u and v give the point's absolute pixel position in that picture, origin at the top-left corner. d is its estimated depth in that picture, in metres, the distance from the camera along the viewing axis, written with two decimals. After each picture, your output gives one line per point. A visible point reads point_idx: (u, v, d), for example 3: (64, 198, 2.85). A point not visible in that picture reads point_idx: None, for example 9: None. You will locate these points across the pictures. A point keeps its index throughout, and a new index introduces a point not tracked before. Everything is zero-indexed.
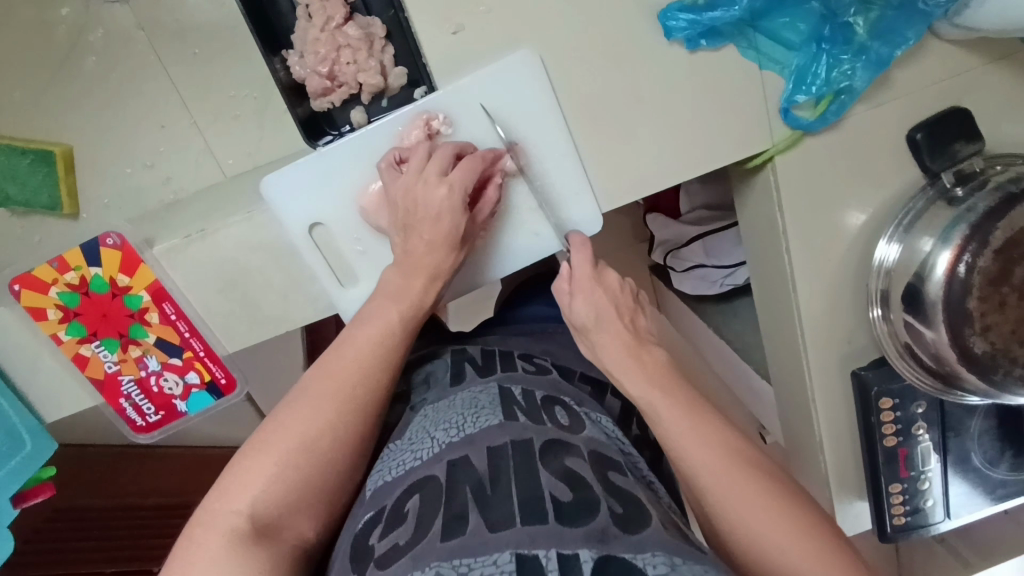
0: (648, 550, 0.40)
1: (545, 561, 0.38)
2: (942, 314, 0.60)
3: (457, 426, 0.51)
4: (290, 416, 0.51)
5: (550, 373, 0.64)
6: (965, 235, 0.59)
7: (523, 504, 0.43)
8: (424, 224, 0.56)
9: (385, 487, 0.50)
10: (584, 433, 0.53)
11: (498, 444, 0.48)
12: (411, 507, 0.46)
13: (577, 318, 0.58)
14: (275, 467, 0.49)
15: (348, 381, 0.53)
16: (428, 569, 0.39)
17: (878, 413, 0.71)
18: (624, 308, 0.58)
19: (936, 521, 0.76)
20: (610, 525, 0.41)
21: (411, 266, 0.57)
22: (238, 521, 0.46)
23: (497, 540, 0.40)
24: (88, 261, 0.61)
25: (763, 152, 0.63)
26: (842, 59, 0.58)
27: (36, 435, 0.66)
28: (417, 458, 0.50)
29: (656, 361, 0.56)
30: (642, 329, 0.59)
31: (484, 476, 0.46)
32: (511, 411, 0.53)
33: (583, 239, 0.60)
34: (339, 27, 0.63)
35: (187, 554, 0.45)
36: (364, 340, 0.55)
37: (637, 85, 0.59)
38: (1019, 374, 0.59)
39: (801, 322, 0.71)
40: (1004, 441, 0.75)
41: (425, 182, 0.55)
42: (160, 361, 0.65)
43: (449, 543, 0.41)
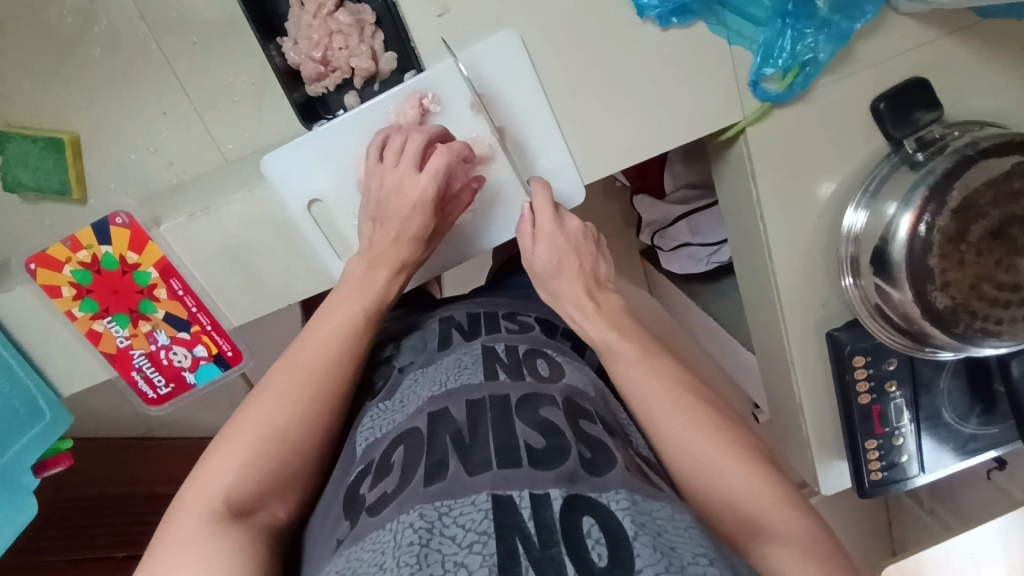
0: (612, 489, 0.44)
1: (518, 500, 0.42)
2: (906, 272, 0.64)
3: (440, 383, 0.55)
4: (258, 408, 0.53)
5: (533, 330, 0.67)
6: (924, 198, 0.63)
7: (498, 451, 0.46)
8: (394, 220, 0.60)
9: (376, 440, 0.54)
10: (561, 382, 0.57)
11: (478, 397, 0.52)
12: (397, 457, 0.49)
13: (537, 263, 0.63)
14: (247, 456, 0.51)
15: (313, 371, 0.55)
16: (413, 511, 0.42)
17: (852, 372, 0.75)
18: (585, 253, 0.64)
19: (911, 475, 0.80)
20: (578, 468, 0.45)
21: (377, 258, 0.61)
22: (215, 507, 0.48)
23: (474, 483, 0.44)
24: (99, 240, 0.64)
25: (735, 125, 0.67)
26: (806, 32, 0.62)
27: (54, 408, 0.70)
28: (404, 415, 0.54)
29: (611, 305, 0.62)
30: (602, 277, 0.64)
31: (462, 426, 0.50)
32: (493, 369, 0.56)
33: (543, 183, 0.64)
34: (331, 14, 0.66)
35: (161, 539, 0.46)
36: (354, 319, 0.59)
37: (615, 62, 0.63)
38: (979, 327, 0.63)
39: (778, 287, 0.75)
40: (972, 397, 0.79)
41: (400, 178, 0.59)
42: (169, 335, 0.68)
43: (431, 488, 0.44)
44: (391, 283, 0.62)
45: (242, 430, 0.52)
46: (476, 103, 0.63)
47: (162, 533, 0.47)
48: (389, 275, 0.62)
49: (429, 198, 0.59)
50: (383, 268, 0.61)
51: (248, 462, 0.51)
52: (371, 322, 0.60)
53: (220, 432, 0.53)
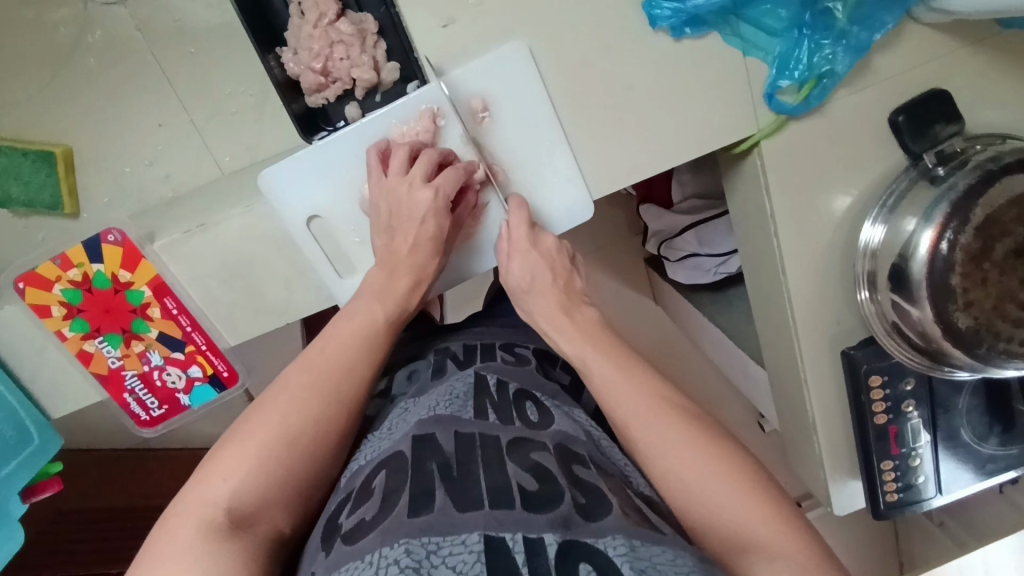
0: (609, 534, 0.42)
1: (512, 543, 0.40)
2: (926, 291, 0.62)
3: (430, 408, 0.53)
4: (272, 408, 0.51)
5: (527, 365, 0.65)
6: (945, 215, 0.60)
7: (491, 490, 0.44)
8: (407, 226, 0.59)
9: (357, 469, 0.51)
10: (551, 427, 0.54)
11: (469, 432, 0.50)
12: (378, 482, 0.47)
13: (513, 280, 0.62)
14: (257, 457, 0.48)
15: (329, 374, 0.54)
16: (398, 545, 0.39)
17: (868, 391, 0.73)
18: (559, 267, 0.63)
19: (928, 497, 0.78)
20: (572, 513, 0.43)
21: (394, 265, 0.60)
22: (215, 512, 0.45)
23: (464, 521, 0.41)
24: (91, 258, 0.62)
25: (748, 138, 0.65)
26: (823, 44, 0.60)
27: (43, 431, 0.68)
28: (390, 441, 0.52)
29: (586, 319, 0.61)
30: (576, 288, 0.63)
31: (451, 457, 0.48)
32: (484, 407, 0.55)
33: (521, 200, 0.63)
34: (332, 23, 0.64)
35: (158, 542, 0.44)
36: (372, 329, 0.58)
37: (627, 74, 0.61)
38: (1002, 348, 0.61)
39: (791, 305, 0.73)
40: (991, 417, 0.76)
41: (410, 187, 0.58)
42: (162, 355, 0.66)
43: (416, 521, 0.41)
44: (412, 292, 0.61)
45: (250, 432, 0.50)
46: (483, 116, 0.61)
47: (156, 538, 0.44)
48: (408, 286, 0.60)
49: (442, 206, 0.58)
50: (404, 276, 0.60)
51: (256, 464, 0.48)
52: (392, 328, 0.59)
53: (227, 432, 0.51)
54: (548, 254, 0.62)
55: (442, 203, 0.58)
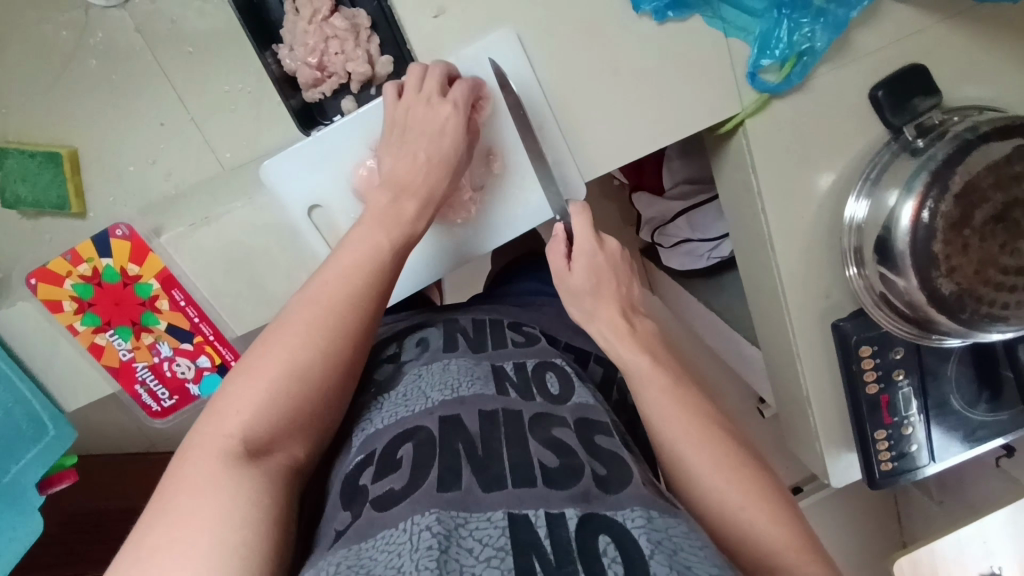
0: (626, 506, 0.45)
1: (534, 519, 0.42)
2: (909, 261, 0.64)
3: (450, 387, 0.54)
4: (276, 340, 0.51)
5: (539, 342, 0.67)
6: (925, 184, 0.63)
7: (514, 467, 0.46)
8: (418, 144, 0.59)
9: (375, 434, 0.52)
10: (571, 401, 0.57)
11: (491, 410, 0.52)
12: (404, 453, 0.48)
13: (574, 280, 0.64)
14: (264, 390, 0.48)
15: (335, 302, 0.53)
16: (429, 514, 0.41)
17: (859, 361, 0.75)
18: (621, 274, 0.66)
19: (922, 465, 0.80)
20: (591, 487, 0.46)
21: (387, 210, 0.58)
22: (232, 442, 0.46)
23: (489, 499, 0.44)
24: (99, 252, 0.64)
25: (733, 117, 0.67)
26: (802, 23, 0.62)
27: (57, 422, 0.69)
28: (408, 411, 0.52)
29: (645, 329, 0.63)
30: (635, 297, 0.66)
31: (475, 437, 0.49)
32: (503, 386, 0.56)
33: (583, 206, 0.64)
34: (326, 19, 0.66)
35: (177, 471, 0.44)
36: (377, 253, 0.56)
37: (615, 60, 0.63)
38: (985, 312, 0.63)
39: (781, 280, 0.75)
40: (979, 384, 0.78)
41: (428, 103, 0.59)
42: (171, 346, 0.68)
43: (444, 495, 0.43)
44: (419, 218, 0.59)
45: (257, 364, 0.50)
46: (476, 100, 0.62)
47: (174, 470, 0.45)
48: (416, 208, 0.59)
49: (457, 116, 0.59)
50: (411, 198, 0.59)
51: (265, 398, 0.48)
52: (400, 254, 0.57)
53: (235, 367, 0.51)
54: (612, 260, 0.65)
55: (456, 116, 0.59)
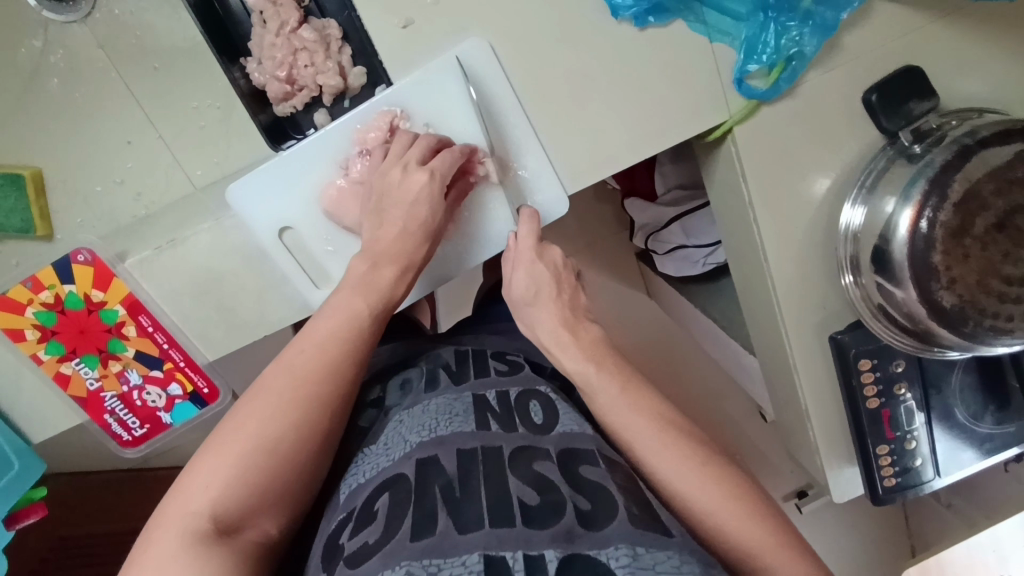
0: (612, 545, 0.41)
1: (512, 561, 0.39)
2: (908, 271, 0.61)
3: (430, 428, 0.51)
4: (249, 414, 0.49)
5: (522, 369, 0.64)
6: (923, 191, 0.60)
7: (491, 507, 0.44)
8: (398, 211, 0.58)
9: (358, 487, 0.49)
10: (555, 430, 0.53)
11: (470, 448, 0.49)
12: (380, 505, 0.45)
13: (514, 292, 0.60)
14: (234, 466, 0.46)
15: (309, 375, 0.51)
16: (399, 568, 0.39)
17: (859, 375, 0.72)
18: (564, 282, 0.60)
19: (928, 479, 0.76)
20: (575, 524, 0.42)
21: (379, 255, 0.58)
22: (202, 523, 0.44)
23: (465, 542, 0.41)
24: (61, 279, 0.61)
25: (720, 125, 0.64)
26: (789, 26, 0.59)
27: (24, 457, 0.67)
28: (389, 459, 0.50)
29: (591, 336, 0.58)
30: (583, 306, 0.60)
31: (453, 478, 0.46)
32: (485, 419, 0.53)
33: (533, 214, 0.61)
34: (294, 31, 0.63)
35: (141, 558, 0.42)
36: (354, 320, 0.55)
37: (593, 66, 0.60)
38: (988, 325, 0.60)
39: (774, 291, 0.72)
40: (985, 395, 0.75)
41: (404, 170, 0.58)
42: (141, 374, 0.66)
43: (418, 543, 0.41)
44: (397, 284, 0.59)
45: (228, 438, 0.48)
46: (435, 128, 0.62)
47: (141, 548, 0.43)
48: (395, 275, 0.58)
49: (436, 188, 0.58)
50: (390, 265, 0.58)
51: (235, 472, 0.46)
52: (377, 320, 0.57)
53: (208, 436, 0.49)
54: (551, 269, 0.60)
55: (437, 187, 0.58)
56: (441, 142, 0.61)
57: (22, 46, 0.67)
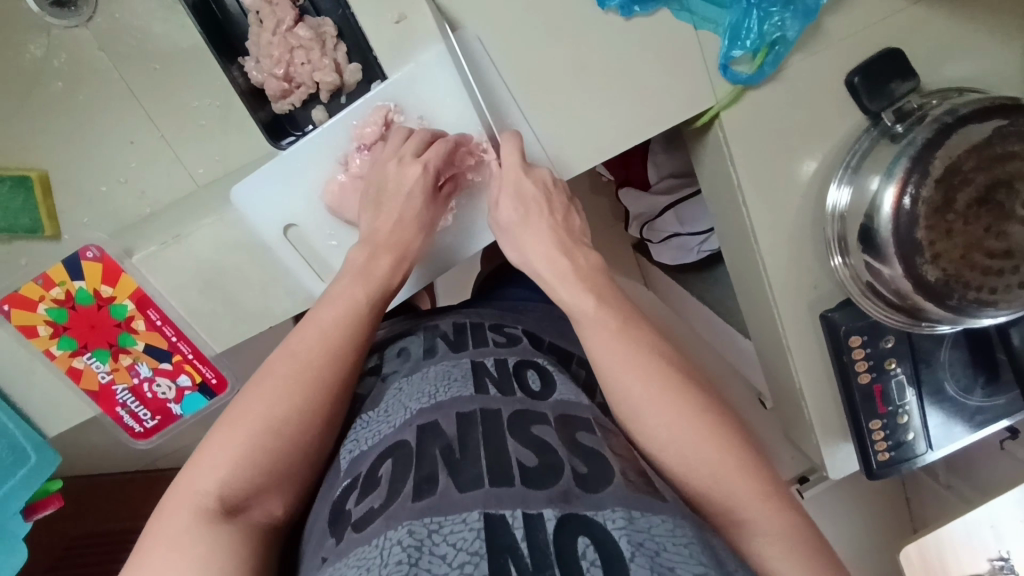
0: (607, 507, 0.43)
1: (511, 519, 0.41)
2: (893, 247, 0.63)
3: (428, 395, 0.53)
4: (256, 398, 0.51)
5: (520, 342, 0.66)
6: (906, 169, 0.61)
7: (490, 468, 0.45)
8: (394, 202, 0.60)
9: (361, 455, 0.51)
10: (552, 397, 0.55)
11: (468, 411, 0.50)
12: (383, 472, 0.47)
13: (503, 215, 0.61)
14: (242, 446, 0.48)
15: (313, 361, 0.53)
16: (401, 527, 0.40)
17: (850, 352, 0.73)
18: (555, 202, 0.62)
19: (920, 453, 0.78)
20: (572, 487, 0.44)
21: (377, 244, 0.60)
22: (208, 502, 0.46)
23: (464, 501, 0.42)
24: (71, 276, 0.63)
25: (708, 110, 0.66)
26: (772, 12, 0.61)
27: (39, 448, 0.69)
28: (390, 427, 0.52)
29: (589, 262, 0.59)
30: (576, 228, 0.62)
31: (452, 440, 0.48)
32: (482, 384, 0.54)
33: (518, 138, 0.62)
34: (290, 29, 0.65)
35: (153, 535, 0.44)
36: (355, 308, 0.57)
37: (582, 56, 0.62)
38: (974, 296, 0.62)
39: (766, 271, 0.74)
40: (974, 368, 0.77)
41: (399, 162, 0.60)
42: (151, 367, 0.67)
43: (418, 504, 0.42)
44: (393, 273, 0.60)
45: (237, 420, 0.50)
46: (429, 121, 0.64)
47: (153, 525, 0.45)
48: (390, 265, 0.60)
49: (427, 180, 0.60)
50: (386, 254, 0.60)
51: (242, 454, 0.48)
52: (376, 306, 0.58)
53: (217, 420, 0.51)
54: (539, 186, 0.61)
55: (430, 178, 0.60)
56: (437, 133, 0.63)
57: (28, 51, 0.68)
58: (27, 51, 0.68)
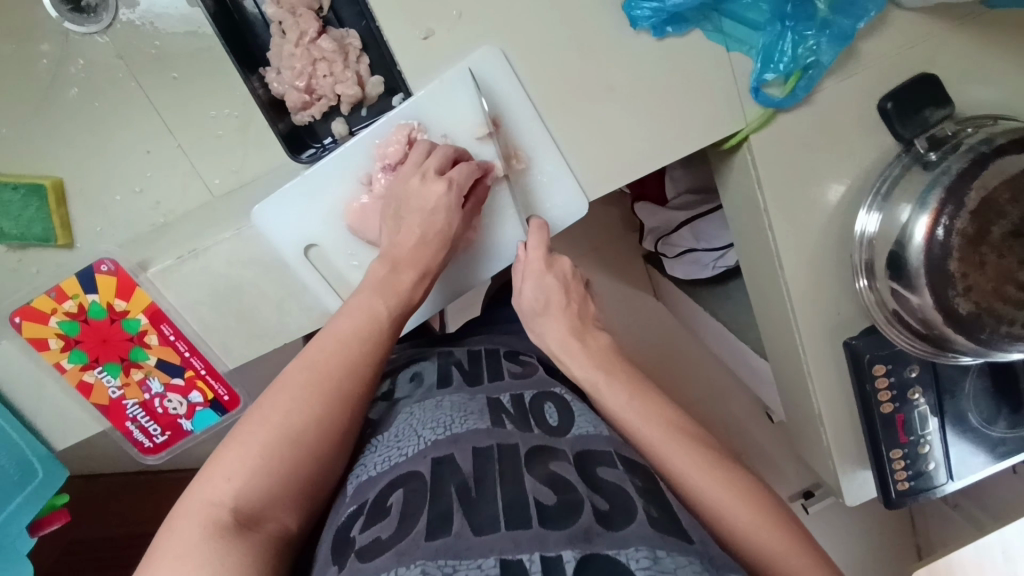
0: (631, 546, 0.41)
1: (528, 564, 0.39)
2: (925, 277, 0.61)
3: (444, 426, 0.51)
4: (273, 407, 0.49)
5: (536, 372, 0.64)
6: (940, 199, 0.60)
7: (507, 506, 0.43)
8: (417, 217, 0.58)
9: (369, 480, 0.49)
10: (571, 433, 0.53)
11: (484, 445, 0.49)
12: (393, 501, 0.45)
13: (525, 302, 0.63)
14: (259, 458, 0.47)
15: (331, 371, 0.51)
16: (414, 566, 0.39)
17: (872, 380, 0.72)
18: (573, 292, 0.64)
19: (940, 483, 0.77)
20: (593, 523, 0.42)
21: (394, 260, 0.58)
22: (221, 512, 0.44)
23: (481, 544, 0.40)
24: (85, 289, 0.62)
25: (736, 133, 0.65)
26: (806, 35, 0.60)
27: (47, 464, 0.68)
28: (401, 454, 0.49)
29: (600, 345, 0.62)
30: (590, 315, 0.65)
31: (469, 478, 0.46)
32: (499, 418, 0.53)
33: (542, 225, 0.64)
34: (313, 41, 0.63)
35: (163, 545, 0.43)
36: (376, 323, 0.55)
37: (611, 76, 0.60)
38: (1005, 331, 0.60)
39: (789, 297, 0.72)
40: (998, 399, 0.76)
41: (422, 178, 0.58)
42: (162, 382, 0.66)
43: (433, 543, 0.41)
44: (415, 288, 0.59)
45: (252, 429, 0.48)
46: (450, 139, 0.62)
47: (163, 537, 0.43)
48: (412, 280, 0.58)
49: (453, 199, 0.58)
50: (408, 270, 0.58)
51: (260, 463, 0.47)
52: (396, 321, 0.57)
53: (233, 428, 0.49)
54: (559, 279, 0.63)
55: (455, 197, 0.58)
56: (458, 153, 0.61)
57: (42, 56, 0.67)
58: (44, 56, 0.67)
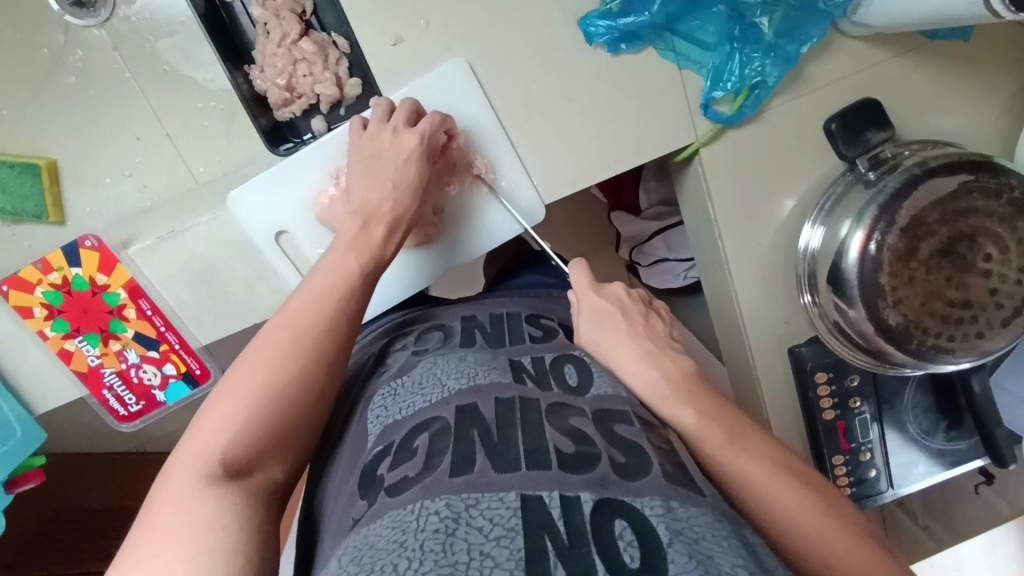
0: (646, 495, 0.41)
1: (548, 500, 0.40)
2: (857, 291, 0.64)
3: (467, 376, 0.52)
4: (252, 367, 0.49)
5: (557, 335, 0.65)
6: (874, 216, 0.63)
7: (528, 451, 0.44)
8: (390, 168, 0.61)
9: (395, 424, 0.51)
10: (589, 393, 0.54)
11: (508, 398, 0.50)
12: (420, 443, 0.47)
13: (584, 334, 0.65)
14: (245, 410, 0.47)
15: (313, 332, 0.51)
16: (439, 499, 0.40)
17: (815, 388, 0.75)
18: (633, 309, 0.66)
19: (882, 491, 0.79)
20: (609, 472, 0.43)
21: (366, 214, 0.60)
22: (214, 462, 0.44)
23: (502, 481, 0.41)
24: (69, 262, 0.67)
25: (688, 146, 0.69)
26: (753, 57, 0.64)
27: (25, 424, 0.72)
28: (425, 402, 0.51)
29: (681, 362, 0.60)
30: (660, 331, 0.65)
31: (491, 424, 0.47)
32: (521, 377, 0.54)
33: (582, 261, 0.68)
34: (295, 42, 0.68)
35: (156, 495, 0.43)
36: (351, 281, 0.55)
37: (568, 87, 0.65)
38: (932, 343, 0.63)
39: (738, 305, 0.76)
40: (936, 412, 0.79)
41: (395, 132, 0.61)
42: (138, 354, 0.71)
43: (456, 479, 0.41)
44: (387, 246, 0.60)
45: (235, 385, 0.48)
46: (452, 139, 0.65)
47: (155, 490, 0.43)
48: (384, 234, 0.60)
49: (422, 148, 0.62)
50: (380, 225, 0.59)
51: (246, 417, 0.47)
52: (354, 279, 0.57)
53: (217, 387, 0.49)
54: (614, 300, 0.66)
55: (423, 146, 0.62)
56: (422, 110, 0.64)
57: (44, 45, 0.69)
58: (45, 45, 0.69)
